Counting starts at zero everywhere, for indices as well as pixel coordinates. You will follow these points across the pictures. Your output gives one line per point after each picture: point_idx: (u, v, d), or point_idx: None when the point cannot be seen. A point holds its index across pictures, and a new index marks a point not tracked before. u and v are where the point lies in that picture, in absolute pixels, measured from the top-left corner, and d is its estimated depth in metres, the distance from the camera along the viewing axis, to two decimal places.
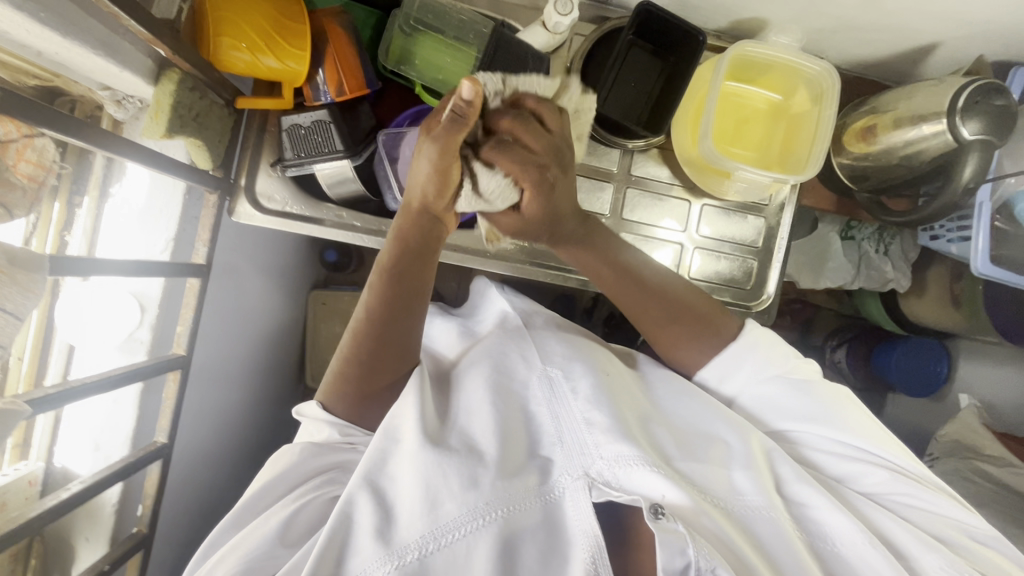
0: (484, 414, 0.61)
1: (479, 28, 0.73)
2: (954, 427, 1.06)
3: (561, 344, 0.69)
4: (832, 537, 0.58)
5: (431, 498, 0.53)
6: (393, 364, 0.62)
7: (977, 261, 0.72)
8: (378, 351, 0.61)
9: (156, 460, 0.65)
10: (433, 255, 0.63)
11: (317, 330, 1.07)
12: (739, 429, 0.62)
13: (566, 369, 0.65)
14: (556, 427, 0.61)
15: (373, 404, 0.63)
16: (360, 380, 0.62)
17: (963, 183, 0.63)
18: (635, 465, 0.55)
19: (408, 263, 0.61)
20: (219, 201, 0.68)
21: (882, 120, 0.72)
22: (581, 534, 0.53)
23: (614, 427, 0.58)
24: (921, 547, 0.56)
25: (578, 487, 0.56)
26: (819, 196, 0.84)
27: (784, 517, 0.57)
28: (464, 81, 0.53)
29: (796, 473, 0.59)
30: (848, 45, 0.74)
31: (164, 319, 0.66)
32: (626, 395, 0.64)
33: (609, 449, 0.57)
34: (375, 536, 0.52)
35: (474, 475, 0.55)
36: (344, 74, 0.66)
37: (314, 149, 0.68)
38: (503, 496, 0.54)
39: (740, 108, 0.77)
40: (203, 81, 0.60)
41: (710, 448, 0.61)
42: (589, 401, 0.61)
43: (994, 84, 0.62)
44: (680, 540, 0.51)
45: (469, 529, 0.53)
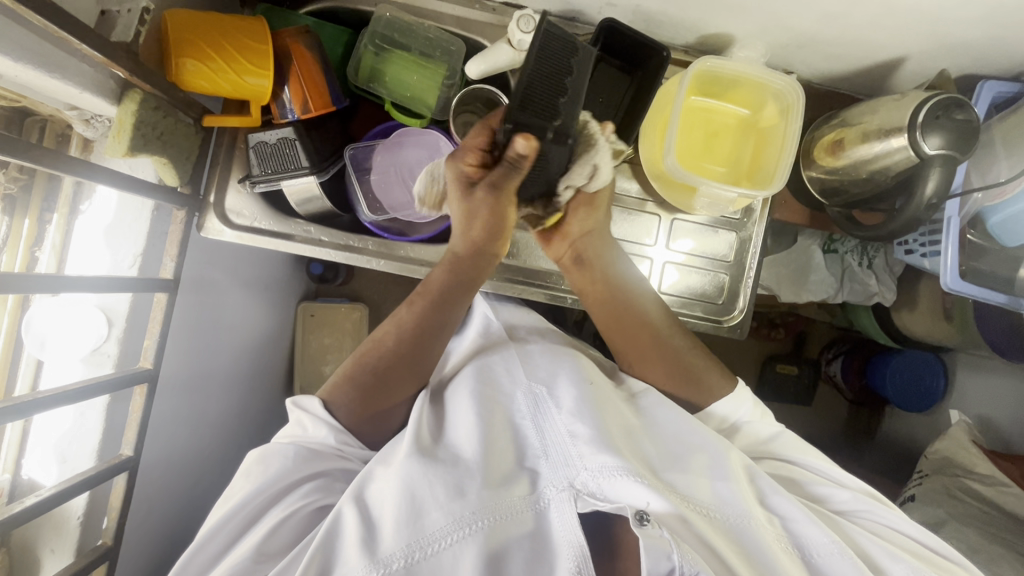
0: (468, 428, 0.61)
1: (446, 45, 0.75)
2: (944, 443, 1.03)
3: (545, 355, 0.69)
4: (808, 549, 0.58)
5: (415, 508, 0.54)
6: (404, 384, 0.66)
7: (948, 276, 0.71)
8: (394, 364, 0.66)
9: (122, 472, 0.66)
10: (474, 286, 0.68)
11: (306, 341, 1.08)
12: (721, 443, 0.61)
13: (550, 385, 0.65)
14: (541, 440, 0.61)
15: (370, 424, 0.65)
16: (369, 387, 0.64)
17: (925, 200, 0.63)
18: (618, 475, 0.55)
19: (447, 290, 0.67)
20: (188, 218, 0.69)
21: (849, 135, 0.71)
22: (566, 544, 0.53)
23: (597, 437, 0.57)
24: (887, 556, 0.59)
25: (564, 498, 0.56)
26: (792, 210, 0.85)
27: (769, 537, 0.57)
28: (519, 136, 0.54)
29: (775, 487, 0.60)
30: (814, 59, 0.74)
31: (132, 333, 0.67)
32: (613, 406, 0.64)
33: (594, 461, 0.56)
34: (360, 547, 0.52)
35: (460, 485, 0.56)
36: (309, 92, 0.68)
37: (280, 166, 0.70)
38: (488, 506, 0.55)
39: (710, 122, 0.76)
40: (166, 101, 0.62)
41: (692, 457, 0.61)
42: (572, 415, 0.60)
43: (955, 98, 0.62)
44: (667, 545, 0.50)
45: (454, 539, 0.53)
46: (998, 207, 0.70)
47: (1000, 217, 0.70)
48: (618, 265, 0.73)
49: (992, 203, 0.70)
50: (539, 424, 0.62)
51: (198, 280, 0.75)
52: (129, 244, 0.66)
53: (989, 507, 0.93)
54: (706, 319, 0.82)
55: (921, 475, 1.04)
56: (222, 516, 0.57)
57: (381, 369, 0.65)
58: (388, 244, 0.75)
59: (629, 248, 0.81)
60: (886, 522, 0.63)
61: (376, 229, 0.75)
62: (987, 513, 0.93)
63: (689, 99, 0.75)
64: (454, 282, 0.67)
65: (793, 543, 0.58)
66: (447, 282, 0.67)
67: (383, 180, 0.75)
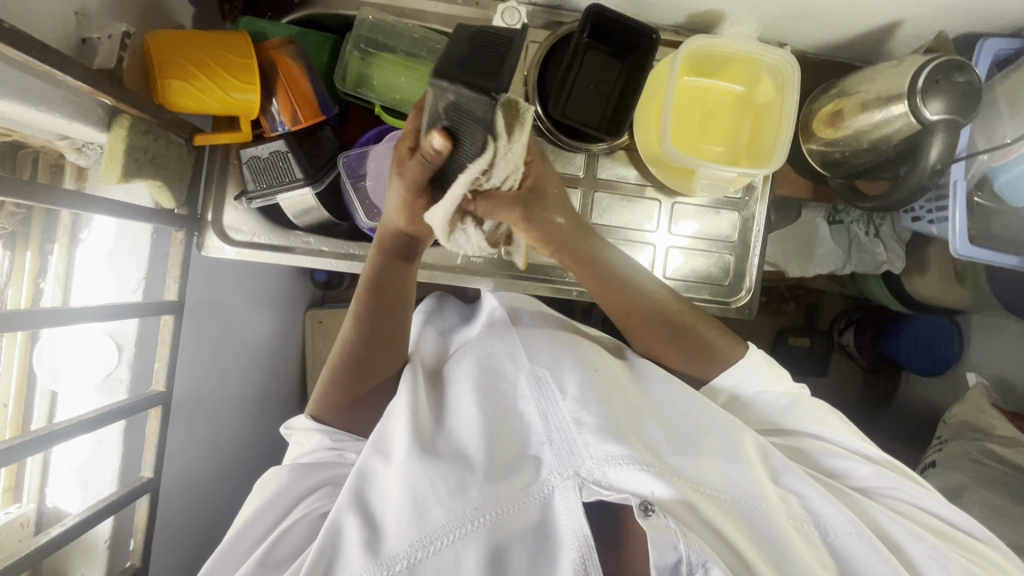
0: (467, 420, 0.61)
1: (433, 44, 0.74)
2: (961, 408, 1.04)
3: (547, 342, 0.69)
4: (826, 527, 0.59)
5: (418, 507, 0.54)
6: (385, 358, 0.67)
7: (956, 241, 0.69)
8: (369, 354, 0.66)
9: (144, 494, 0.67)
10: (411, 271, 0.66)
11: (316, 348, 1.09)
12: (731, 427, 0.61)
13: (554, 370, 0.65)
14: (545, 426, 0.60)
15: (361, 410, 0.67)
16: (348, 384, 0.66)
17: (929, 166, 0.62)
18: (624, 464, 0.55)
19: (387, 278, 0.65)
20: (187, 238, 0.69)
21: (849, 104, 0.70)
22: (570, 534, 0.53)
23: (602, 427, 0.57)
24: (909, 536, 0.59)
25: (568, 487, 0.55)
26: (795, 184, 0.82)
27: (781, 517, 0.58)
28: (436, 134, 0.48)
29: (787, 466, 0.61)
30: (808, 29, 0.73)
31: (142, 357, 0.68)
32: (619, 391, 0.64)
33: (599, 449, 0.56)
34: (364, 549, 0.53)
35: (462, 482, 0.55)
36: (297, 104, 0.68)
37: (275, 179, 0.70)
38: (491, 501, 0.54)
39: (703, 102, 0.76)
40: (157, 124, 0.62)
41: (702, 439, 0.60)
42: (577, 402, 0.61)
43: (954, 60, 0.60)
44: (673, 536, 0.51)
45: (458, 535, 0.53)
46: (1006, 166, 0.68)
47: (1008, 177, 0.68)
48: (615, 258, 0.68)
49: (998, 164, 0.68)
50: (544, 412, 0.62)
51: (203, 300, 0.76)
52: (132, 269, 0.66)
53: (1012, 469, 0.93)
54: (713, 301, 0.82)
55: (942, 440, 1.05)
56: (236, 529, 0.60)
57: (354, 362, 0.65)
58: None
59: (632, 235, 0.80)
60: (908, 498, 0.64)
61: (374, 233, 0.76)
62: (1008, 475, 0.93)
63: (682, 80, 0.74)
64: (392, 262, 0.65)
65: (811, 522, 0.59)
66: (385, 267, 0.64)
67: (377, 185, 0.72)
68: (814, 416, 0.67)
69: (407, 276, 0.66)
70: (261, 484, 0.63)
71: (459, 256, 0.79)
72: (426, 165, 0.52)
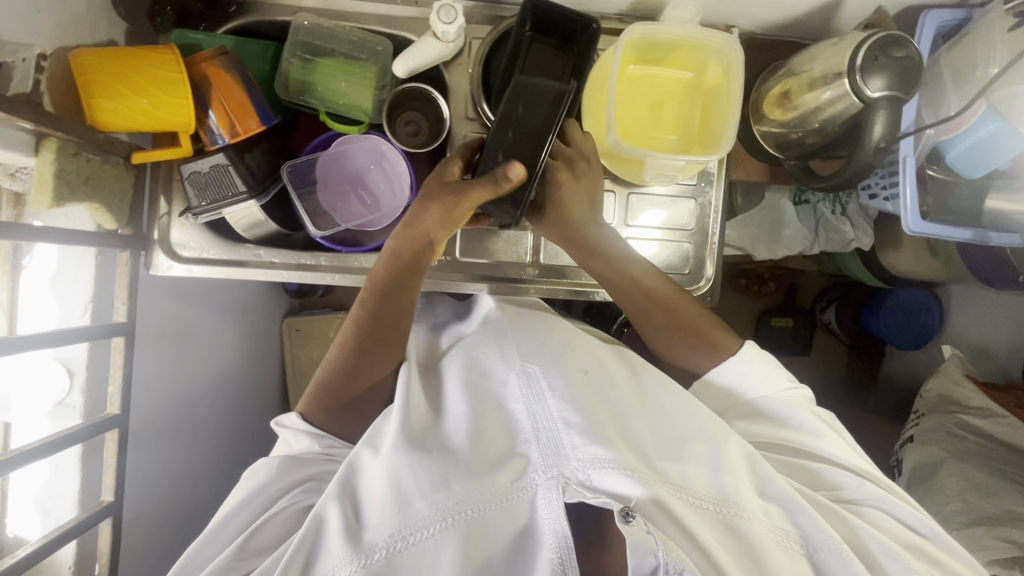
0: (458, 416, 0.61)
1: (372, 46, 0.73)
2: (937, 381, 1.02)
3: (541, 345, 0.69)
4: (810, 543, 0.57)
5: (401, 498, 0.54)
6: (378, 366, 0.67)
7: (909, 218, 0.68)
8: (363, 358, 0.67)
9: (107, 517, 0.67)
10: (418, 282, 0.68)
11: (295, 356, 1.11)
12: (718, 434, 0.61)
13: (546, 369, 0.64)
14: (532, 425, 0.59)
15: (349, 416, 0.68)
16: (337, 389, 0.67)
17: (874, 143, 0.61)
18: (607, 467, 0.54)
19: (395, 283, 0.67)
20: (134, 258, 0.69)
21: (796, 84, 0.69)
22: (550, 534, 0.51)
23: (588, 428, 0.56)
24: (887, 553, 0.58)
25: (551, 486, 0.53)
26: (751, 169, 0.81)
27: (763, 531, 0.56)
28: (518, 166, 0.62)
29: (773, 476, 0.60)
30: (753, 11, 0.72)
31: (95, 381, 0.67)
32: (609, 394, 0.64)
33: (584, 451, 0.55)
34: (345, 538, 0.53)
35: (446, 476, 0.55)
36: (234, 115, 0.66)
37: (217, 195, 0.68)
38: (474, 496, 0.54)
39: (652, 91, 0.74)
40: (89, 145, 0.61)
41: (690, 447, 0.60)
42: (565, 402, 0.60)
43: (892, 35, 0.59)
44: (651, 543, 0.49)
45: (437, 529, 0.52)
46: (953, 141, 0.68)
47: (958, 150, 0.68)
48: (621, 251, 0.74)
49: (946, 137, 0.68)
50: (533, 411, 0.60)
51: (160, 319, 0.75)
52: (79, 293, 0.65)
53: (985, 440, 0.94)
54: None
55: (918, 415, 1.04)
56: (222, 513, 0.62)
57: (349, 365, 0.67)
58: (341, 257, 0.75)
59: None
60: (893, 511, 0.63)
61: (330, 243, 0.75)
62: (982, 446, 0.94)
63: (628, 69, 0.73)
64: (404, 274, 0.67)
65: (797, 538, 0.57)
66: (392, 272, 0.67)
67: (337, 195, 0.77)
68: (816, 428, 0.68)
69: (413, 292, 0.68)
70: (249, 475, 0.64)
71: None
72: (492, 185, 0.63)
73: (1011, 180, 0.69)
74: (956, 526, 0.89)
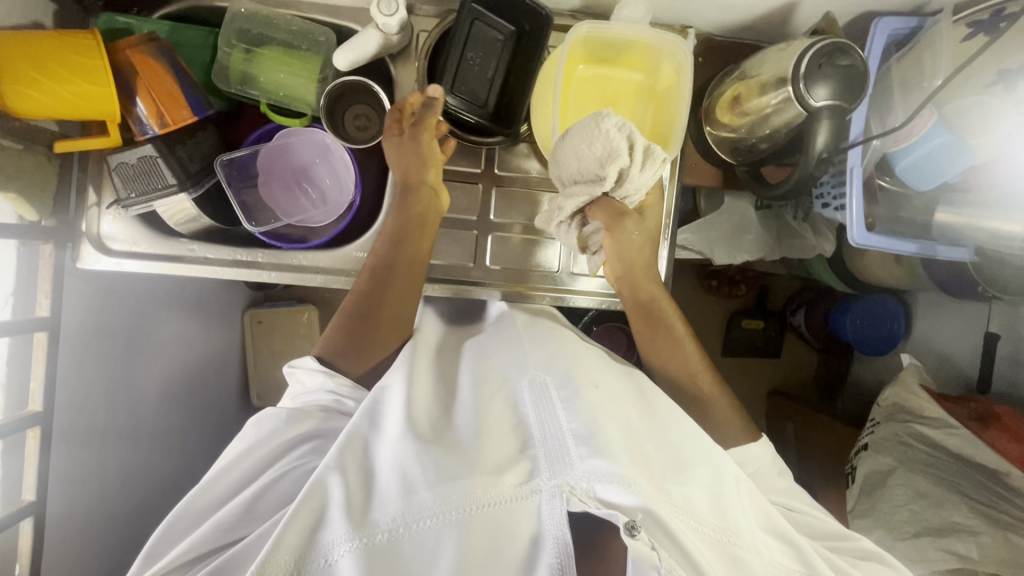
0: (469, 418, 0.60)
1: (315, 36, 0.71)
2: (895, 390, 1.01)
3: (553, 346, 0.68)
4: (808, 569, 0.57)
5: (407, 484, 0.52)
6: (391, 305, 0.70)
7: (853, 230, 0.67)
8: (376, 301, 0.69)
9: (27, 517, 0.65)
10: (427, 224, 0.72)
11: (257, 349, 1.11)
12: (719, 459, 0.60)
13: (557, 379, 0.62)
14: (541, 432, 0.57)
15: (364, 352, 0.69)
16: (353, 329, 0.69)
17: (817, 153, 0.59)
18: (609, 482, 0.52)
19: (405, 228, 0.71)
20: (56, 253, 0.67)
21: (746, 89, 0.67)
22: (551, 540, 0.51)
23: (592, 440, 0.54)
24: None
25: (553, 493, 0.52)
26: (702, 173, 0.79)
27: (755, 558, 0.56)
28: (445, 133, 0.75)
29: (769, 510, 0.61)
30: (706, 12, 0.70)
31: (16, 378, 0.65)
32: (618, 412, 0.60)
33: (588, 464, 0.53)
34: (347, 515, 0.50)
35: (453, 469, 0.53)
36: (163, 104, 0.64)
37: (146, 187, 0.66)
38: (476, 495, 0.52)
39: (604, 90, 0.72)
40: (3, 134, 0.59)
41: (696, 472, 0.58)
42: (575, 412, 0.58)
43: (838, 43, 0.58)
44: (655, 559, 0.49)
45: (438, 521, 0.51)
46: (902, 152, 0.66)
47: (908, 161, 0.66)
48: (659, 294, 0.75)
49: (895, 148, 0.66)
50: (541, 418, 0.59)
51: (93, 314, 0.73)
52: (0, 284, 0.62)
53: (935, 450, 0.93)
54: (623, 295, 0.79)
55: (874, 423, 1.03)
56: (218, 468, 0.60)
57: (360, 309, 0.69)
58: (280, 254, 0.73)
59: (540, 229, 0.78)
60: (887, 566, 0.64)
61: (269, 239, 0.73)
62: (935, 457, 0.93)
63: (577, 68, 0.71)
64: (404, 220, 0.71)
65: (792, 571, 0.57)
66: (406, 220, 0.71)
67: (284, 186, 0.76)
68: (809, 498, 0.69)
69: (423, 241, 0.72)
70: (255, 422, 0.63)
71: (354, 258, 0.74)
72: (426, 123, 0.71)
73: (964, 193, 0.68)
74: (901, 536, 0.89)
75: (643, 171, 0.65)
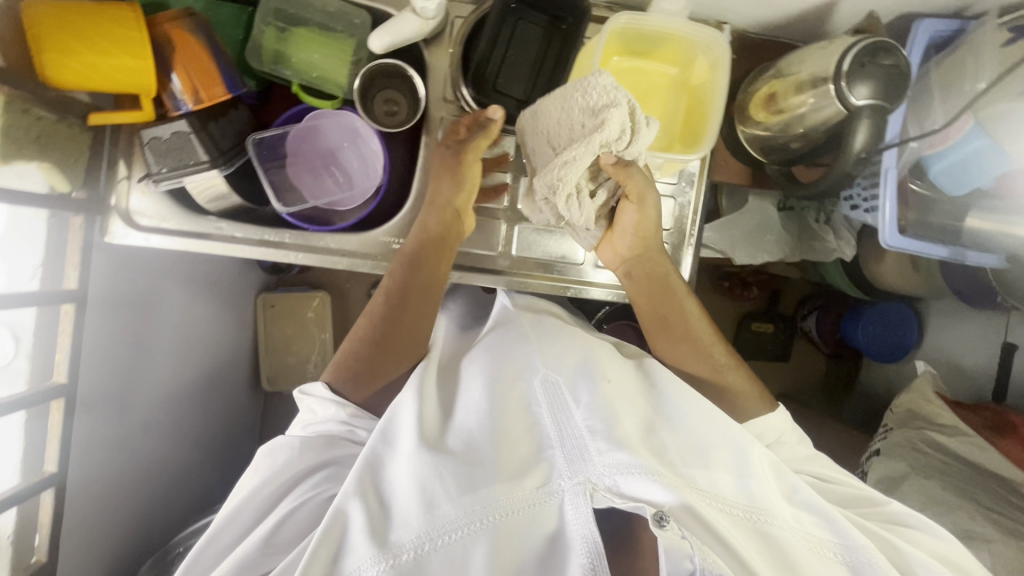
0: (480, 413, 0.60)
1: (349, 18, 0.71)
2: (909, 396, 1.02)
3: (558, 347, 0.69)
4: (847, 544, 0.56)
5: (427, 499, 0.52)
6: (407, 330, 0.71)
7: (886, 232, 0.67)
8: (392, 330, 0.70)
9: (48, 488, 0.65)
10: (447, 248, 0.72)
11: (269, 332, 1.12)
12: (743, 438, 0.60)
13: (568, 380, 0.64)
14: (557, 434, 0.59)
15: (376, 384, 0.70)
16: (367, 358, 0.70)
17: (855, 153, 0.59)
18: (634, 473, 0.53)
19: (424, 253, 0.71)
20: (88, 224, 0.67)
21: (783, 87, 0.67)
22: (579, 540, 0.51)
23: (612, 435, 0.56)
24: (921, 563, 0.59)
25: (577, 492, 0.53)
26: (732, 170, 0.79)
27: (793, 535, 0.55)
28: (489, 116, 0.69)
29: (801, 485, 0.60)
30: (744, 8, 0.70)
31: (43, 349, 0.65)
32: (630, 403, 0.62)
33: (610, 457, 0.55)
34: (370, 535, 0.51)
35: (472, 479, 0.54)
36: (198, 79, 0.64)
37: (178, 162, 0.66)
38: (499, 501, 0.53)
39: (637, 84, 0.73)
40: (40, 103, 0.59)
41: (716, 454, 0.59)
42: (589, 410, 0.59)
43: (882, 42, 0.57)
44: (687, 548, 0.49)
45: (464, 533, 0.51)
46: (937, 155, 0.66)
47: (942, 165, 0.66)
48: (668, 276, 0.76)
49: (931, 152, 0.66)
50: (557, 419, 0.60)
51: (118, 289, 0.73)
52: (27, 255, 0.62)
53: (950, 458, 0.93)
54: None
55: (886, 429, 1.03)
56: (229, 510, 0.60)
57: (377, 337, 0.70)
58: (307, 235, 0.72)
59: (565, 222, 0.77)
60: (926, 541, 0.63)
61: (297, 221, 0.73)
62: (950, 464, 0.93)
63: (612, 59, 0.71)
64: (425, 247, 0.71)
65: (830, 547, 0.57)
66: (424, 244, 0.71)
67: (313, 171, 0.76)
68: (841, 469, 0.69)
69: (442, 264, 0.72)
70: (270, 453, 0.64)
71: (380, 244, 0.74)
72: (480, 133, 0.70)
73: (998, 200, 0.67)
74: None
75: (646, 128, 0.63)
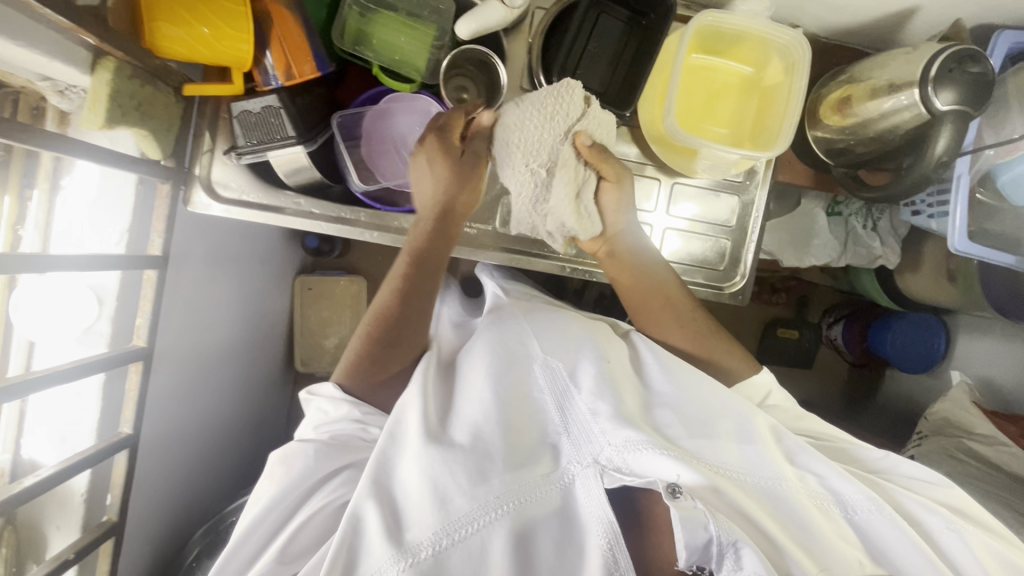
0: (482, 400, 0.61)
1: (435, 4, 0.72)
2: (945, 404, 1.02)
3: (556, 329, 0.68)
4: (852, 508, 0.57)
5: (439, 495, 0.54)
6: (416, 328, 0.68)
7: (955, 238, 0.69)
8: (401, 330, 0.67)
9: (123, 450, 0.66)
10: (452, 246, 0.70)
11: (305, 314, 1.12)
12: (743, 407, 0.61)
13: (568, 362, 0.64)
14: (563, 420, 0.60)
15: (384, 385, 0.68)
16: (373, 360, 0.67)
17: (936, 158, 0.61)
18: (643, 448, 0.54)
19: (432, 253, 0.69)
20: (174, 192, 0.68)
21: (857, 91, 0.69)
22: (595, 521, 0.54)
23: (616, 413, 0.57)
24: (924, 509, 0.59)
25: (588, 475, 0.55)
26: (796, 170, 0.81)
27: (803, 497, 0.56)
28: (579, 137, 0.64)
29: (800, 446, 0.60)
30: (823, 12, 0.71)
31: (124, 312, 0.66)
32: (629, 381, 0.64)
33: (616, 436, 0.56)
34: (386, 536, 0.53)
35: (481, 471, 0.55)
36: (291, 54, 0.65)
37: (266, 136, 0.67)
38: (513, 488, 0.55)
39: (711, 81, 0.74)
40: (143, 69, 0.60)
41: (718, 424, 0.59)
42: (592, 393, 0.60)
43: (969, 50, 0.59)
44: (702, 516, 0.49)
45: (482, 523, 0.53)
46: (1010, 164, 0.67)
47: (1012, 174, 0.68)
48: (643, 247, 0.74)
49: (1002, 161, 0.68)
50: (562, 404, 0.61)
51: (188, 258, 0.74)
52: (117, 219, 0.64)
53: (990, 468, 0.93)
54: (707, 285, 0.81)
55: (921, 436, 1.05)
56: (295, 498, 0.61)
57: (385, 338, 0.67)
58: (381, 215, 0.74)
59: None
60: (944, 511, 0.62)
61: (369, 200, 0.74)
62: (993, 474, 0.92)
63: (690, 57, 0.72)
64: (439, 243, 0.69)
65: (829, 500, 0.57)
66: (430, 244, 0.69)
67: (381, 150, 0.77)
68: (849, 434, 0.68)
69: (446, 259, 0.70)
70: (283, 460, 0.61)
71: None
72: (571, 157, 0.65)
73: None
74: None
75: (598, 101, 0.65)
